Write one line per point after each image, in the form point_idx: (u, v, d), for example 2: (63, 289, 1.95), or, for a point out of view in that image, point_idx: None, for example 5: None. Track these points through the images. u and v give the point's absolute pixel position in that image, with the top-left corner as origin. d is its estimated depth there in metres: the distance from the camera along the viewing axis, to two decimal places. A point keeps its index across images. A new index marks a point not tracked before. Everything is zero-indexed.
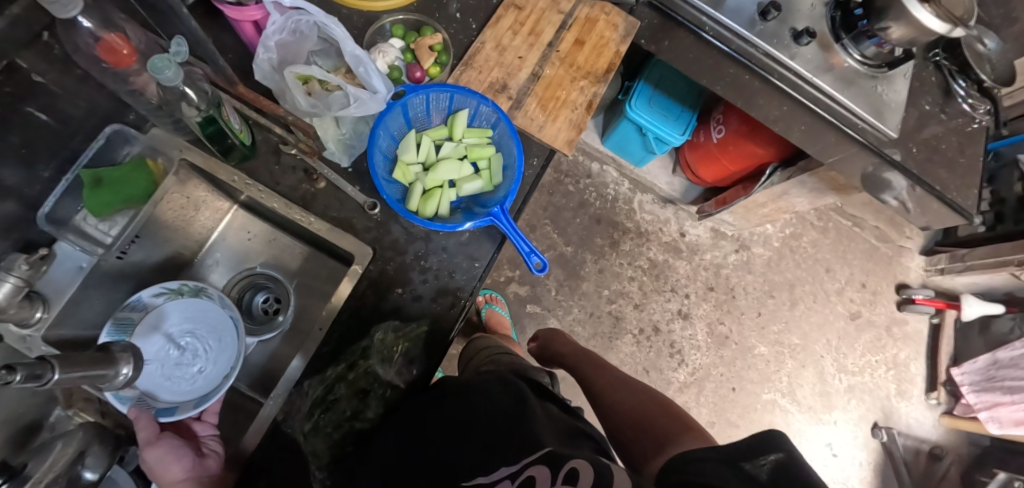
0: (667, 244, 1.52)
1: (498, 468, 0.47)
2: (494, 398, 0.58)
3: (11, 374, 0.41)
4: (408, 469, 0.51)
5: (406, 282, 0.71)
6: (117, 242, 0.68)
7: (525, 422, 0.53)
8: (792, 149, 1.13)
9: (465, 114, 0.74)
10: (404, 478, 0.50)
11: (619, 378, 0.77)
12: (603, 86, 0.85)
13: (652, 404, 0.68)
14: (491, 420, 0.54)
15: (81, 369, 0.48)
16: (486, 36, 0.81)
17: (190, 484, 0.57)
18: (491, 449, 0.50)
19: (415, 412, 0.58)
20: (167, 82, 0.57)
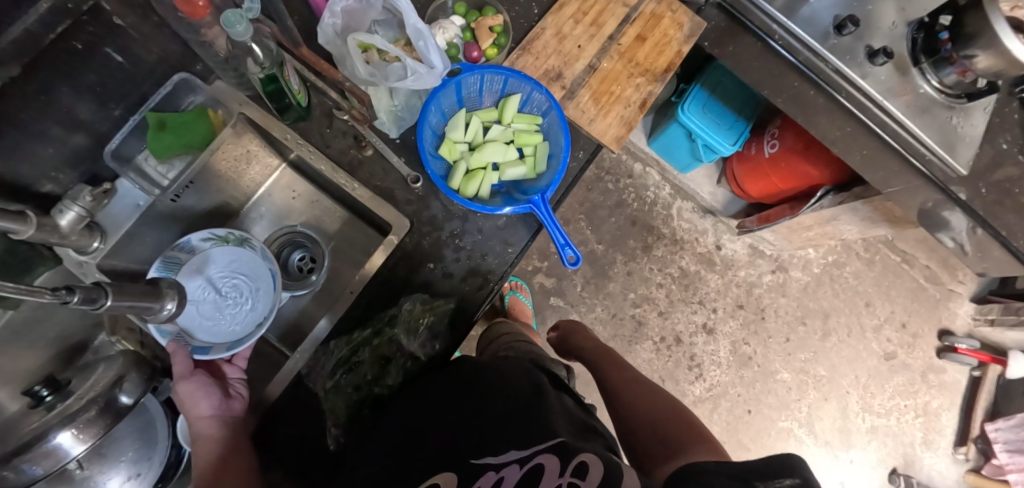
0: (701, 255, 1.49)
1: (509, 450, 0.48)
2: (510, 383, 0.58)
3: (68, 293, 0.43)
4: (422, 439, 0.52)
5: (440, 258, 0.72)
6: (169, 188, 0.70)
7: (539, 411, 0.53)
8: (847, 173, 1.10)
9: (518, 98, 0.74)
10: (417, 448, 0.51)
11: (635, 379, 0.76)
12: (659, 85, 0.83)
13: (668, 410, 0.67)
14: (507, 403, 0.54)
15: (130, 300, 0.50)
16: (547, 23, 0.80)
17: (215, 421, 0.60)
18: (503, 432, 0.50)
19: (434, 386, 0.60)
20: (237, 37, 0.59)
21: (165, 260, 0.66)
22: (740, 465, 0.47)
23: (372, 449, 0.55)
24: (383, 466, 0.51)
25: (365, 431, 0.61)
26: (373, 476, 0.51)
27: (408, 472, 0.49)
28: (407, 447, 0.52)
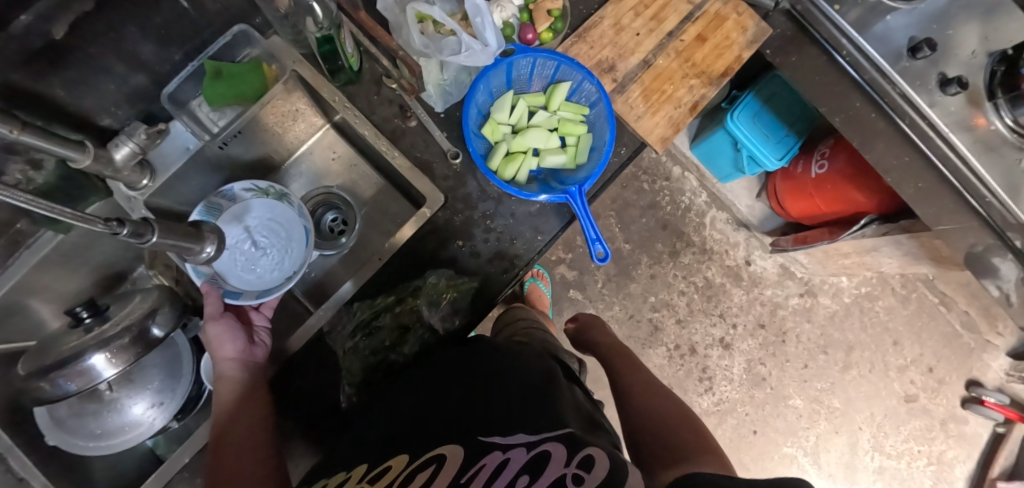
0: (728, 268, 1.46)
1: (517, 434, 0.48)
2: (523, 368, 0.59)
3: (121, 226, 0.45)
4: (432, 410, 0.53)
5: (469, 236, 0.72)
6: (217, 135, 0.72)
7: (550, 400, 0.53)
8: (897, 203, 1.04)
9: (568, 86, 0.73)
10: (427, 418, 0.52)
11: (646, 380, 0.75)
12: (713, 89, 0.81)
13: (676, 418, 0.67)
14: (519, 388, 0.55)
15: (173, 239, 0.52)
16: (607, 13, 0.79)
17: (237, 364, 0.62)
18: (512, 415, 0.51)
19: (448, 362, 0.60)
20: None
21: (207, 203, 0.68)
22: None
23: (383, 411, 0.56)
24: (390, 432, 0.52)
25: (375, 396, 0.62)
26: (379, 439, 0.52)
27: (415, 441, 0.49)
28: (417, 415, 0.53)
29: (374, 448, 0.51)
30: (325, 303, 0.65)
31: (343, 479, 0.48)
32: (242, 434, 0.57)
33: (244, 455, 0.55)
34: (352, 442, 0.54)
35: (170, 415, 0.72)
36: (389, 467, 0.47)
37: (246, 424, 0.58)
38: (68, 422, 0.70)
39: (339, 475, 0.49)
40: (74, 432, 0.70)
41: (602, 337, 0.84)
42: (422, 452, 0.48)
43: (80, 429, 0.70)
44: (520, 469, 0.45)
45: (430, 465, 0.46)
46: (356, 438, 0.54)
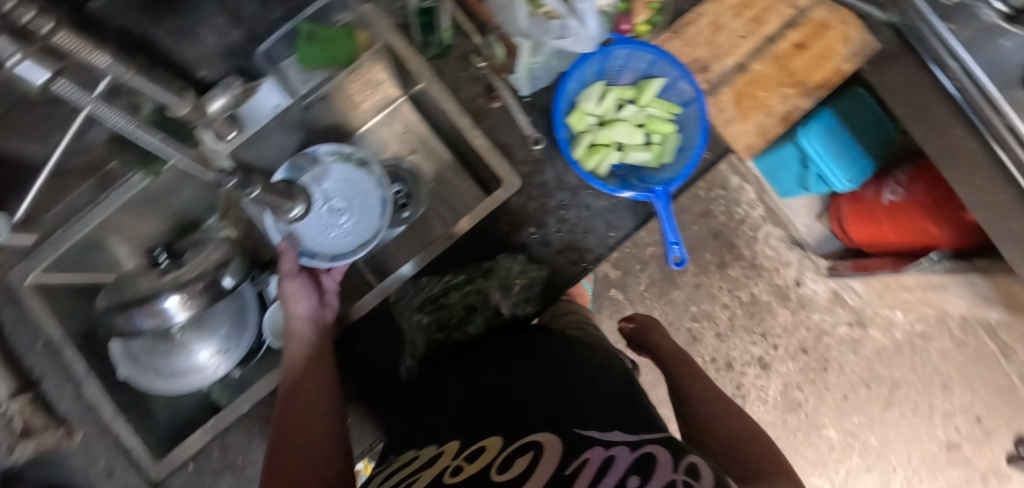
0: (776, 287, 1.41)
1: (615, 432, 0.44)
2: (607, 374, 0.55)
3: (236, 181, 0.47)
4: (513, 399, 0.50)
5: (542, 224, 0.71)
6: (302, 95, 0.74)
7: (639, 408, 0.50)
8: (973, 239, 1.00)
9: (662, 82, 0.71)
10: (508, 406, 0.49)
11: (708, 386, 0.70)
12: (807, 100, 0.77)
13: (736, 435, 0.62)
14: (608, 391, 0.51)
15: (270, 196, 0.55)
16: (706, 10, 0.77)
17: (308, 322, 0.64)
18: (607, 416, 0.47)
19: (530, 354, 0.58)
20: None
21: (293, 162, 0.69)
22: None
23: (456, 396, 0.54)
24: (477, 415, 0.49)
25: (450, 376, 0.60)
26: (465, 421, 0.50)
27: (506, 425, 0.46)
28: (497, 403, 0.50)
29: (461, 429, 0.49)
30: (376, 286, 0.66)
31: (433, 454, 0.46)
32: (313, 396, 0.58)
33: (314, 419, 0.56)
34: (433, 422, 0.53)
35: (234, 362, 0.75)
36: (483, 447, 0.44)
37: (310, 392, 0.58)
38: (139, 358, 0.73)
39: (425, 452, 0.47)
40: (144, 368, 0.73)
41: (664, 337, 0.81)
42: (515, 437, 0.44)
43: (150, 366, 0.73)
44: (627, 469, 0.39)
45: (526, 450, 0.42)
46: (438, 418, 0.53)
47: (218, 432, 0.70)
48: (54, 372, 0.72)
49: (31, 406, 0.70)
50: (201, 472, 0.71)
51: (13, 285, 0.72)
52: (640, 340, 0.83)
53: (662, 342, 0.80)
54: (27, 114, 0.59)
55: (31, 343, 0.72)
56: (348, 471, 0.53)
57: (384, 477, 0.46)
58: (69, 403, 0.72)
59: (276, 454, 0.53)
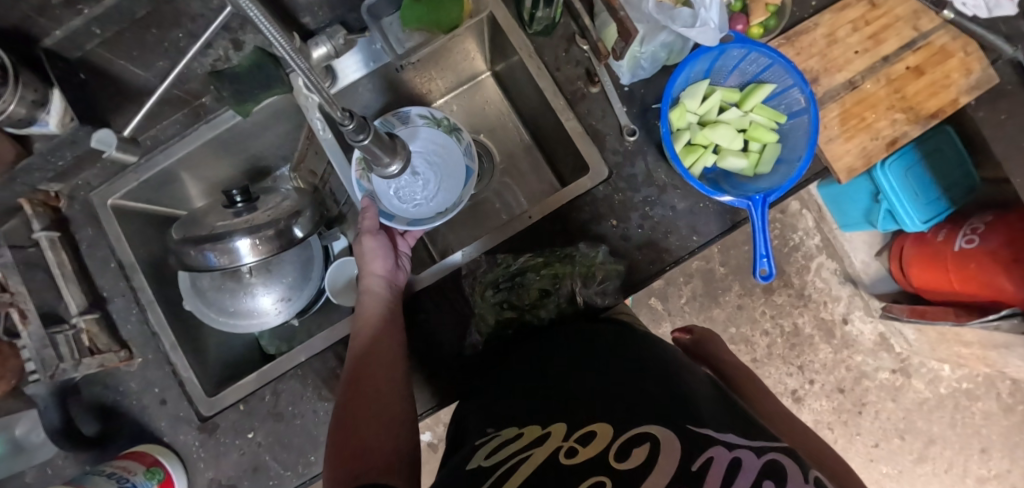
0: (822, 320, 1.33)
1: (730, 434, 0.42)
2: (699, 377, 0.54)
3: (361, 134, 0.46)
4: (612, 391, 0.48)
5: (624, 218, 0.68)
6: (400, 55, 0.73)
7: (741, 414, 0.48)
8: None
9: (773, 88, 0.69)
10: (607, 397, 0.47)
11: (777, 411, 0.67)
12: (917, 129, 0.75)
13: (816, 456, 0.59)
14: (708, 394, 0.49)
15: (378, 149, 0.49)
16: (823, 20, 0.73)
17: (383, 282, 0.64)
18: (717, 418, 0.45)
19: (618, 346, 0.56)
20: None
21: (385, 119, 0.71)
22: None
23: (545, 384, 0.52)
24: (576, 400, 0.48)
25: (532, 358, 0.59)
26: (563, 405, 0.48)
27: (612, 413, 0.45)
28: (594, 394, 0.48)
29: (560, 411, 0.47)
30: (431, 267, 0.68)
31: (540, 434, 0.45)
32: (392, 358, 0.58)
33: (390, 383, 0.56)
34: (523, 402, 0.51)
35: (294, 311, 0.75)
36: (593, 432, 0.43)
37: (388, 355, 0.57)
38: (207, 294, 0.74)
39: (527, 432, 0.46)
40: (209, 304, 0.74)
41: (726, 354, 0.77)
42: (627, 426, 0.42)
43: (215, 302, 0.74)
44: (758, 473, 0.38)
45: (643, 440, 0.40)
46: (529, 399, 0.51)
47: (274, 376, 0.71)
48: (122, 294, 0.73)
49: (99, 323, 0.71)
50: (251, 414, 0.71)
51: (94, 204, 0.73)
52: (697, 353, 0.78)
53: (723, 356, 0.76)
54: (142, 35, 0.59)
55: (104, 263, 0.73)
56: (412, 440, 0.53)
57: (486, 452, 0.45)
58: (133, 326, 0.73)
59: (360, 413, 0.53)
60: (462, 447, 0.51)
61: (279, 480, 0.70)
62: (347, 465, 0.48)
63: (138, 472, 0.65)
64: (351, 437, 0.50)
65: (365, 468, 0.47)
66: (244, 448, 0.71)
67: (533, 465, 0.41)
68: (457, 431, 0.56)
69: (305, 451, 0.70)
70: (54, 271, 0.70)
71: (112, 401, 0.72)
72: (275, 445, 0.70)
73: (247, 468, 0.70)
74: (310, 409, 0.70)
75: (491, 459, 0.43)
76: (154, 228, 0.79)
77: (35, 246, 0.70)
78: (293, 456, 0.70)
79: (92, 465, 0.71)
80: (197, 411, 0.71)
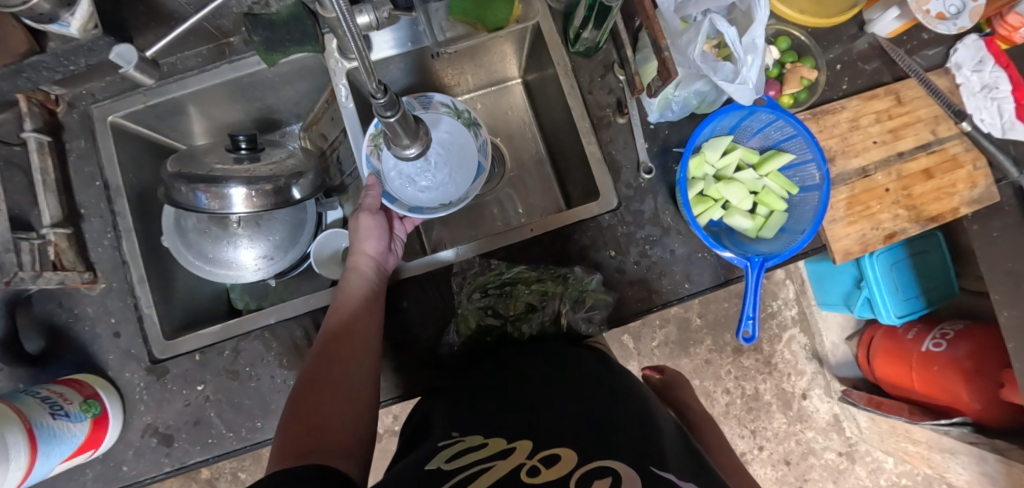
0: (783, 391, 1.34)
1: (691, 483, 0.42)
2: (669, 421, 0.53)
3: (389, 111, 0.45)
4: (582, 419, 0.48)
5: (623, 251, 0.68)
6: (440, 43, 0.72)
7: (703, 464, 0.48)
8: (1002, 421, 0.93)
9: (792, 158, 0.70)
10: (578, 424, 0.47)
11: (731, 461, 0.69)
12: (916, 228, 0.76)
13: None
14: (675, 441, 0.49)
15: (401, 130, 0.48)
16: (850, 104, 0.76)
17: (373, 262, 0.62)
18: (681, 465, 0.44)
19: (594, 376, 0.56)
20: None
21: (408, 100, 0.69)
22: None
23: (516, 401, 0.52)
24: (545, 420, 0.48)
25: (506, 370, 0.58)
26: (530, 424, 0.48)
27: (579, 441, 0.44)
28: (564, 418, 0.48)
29: (527, 429, 0.47)
30: (423, 258, 0.67)
31: (504, 447, 0.44)
32: (367, 340, 0.56)
33: (361, 366, 0.54)
34: (491, 413, 0.51)
35: (274, 272, 0.73)
36: (557, 455, 0.42)
37: (362, 338, 0.56)
38: (189, 234, 0.71)
39: (491, 443, 0.45)
40: (188, 245, 0.72)
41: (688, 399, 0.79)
42: (591, 457, 0.42)
43: (195, 245, 0.71)
44: None
45: (604, 473, 0.40)
46: (497, 411, 0.51)
47: (239, 333, 0.68)
48: (100, 215, 0.70)
49: (69, 240, 0.68)
50: (206, 367, 0.68)
51: (94, 118, 0.71)
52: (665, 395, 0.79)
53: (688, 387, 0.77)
54: None
55: (89, 180, 0.70)
56: (372, 429, 0.51)
57: (447, 456, 0.44)
58: (103, 251, 0.70)
59: (325, 388, 0.51)
60: (422, 444, 0.50)
61: (218, 440, 0.68)
62: (302, 438, 0.47)
63: (74, 402, 0.62)
64: (311, 410, 0.49)
65: (320, 447, 0.46)
66: (190, 398, 0.68)
67: (494, 476, 0.40)
68: (417, 431, 0.54)
69: (252, 415, 0.68)
70: (35, 175, 0.67)
71: (64, 322, 0.69)
72: (223, 403, 0.68)
73: (188, 421, 0.68)
74: (267, 373, 0.68)
75: (452, 464, 0.43)
76: (148, 156, 0.77)
77: (23, 146, 0.67)
78: (240, 418, 0.68)
79: (27, 383, 0.68)
80: (150, 352, 0.69)
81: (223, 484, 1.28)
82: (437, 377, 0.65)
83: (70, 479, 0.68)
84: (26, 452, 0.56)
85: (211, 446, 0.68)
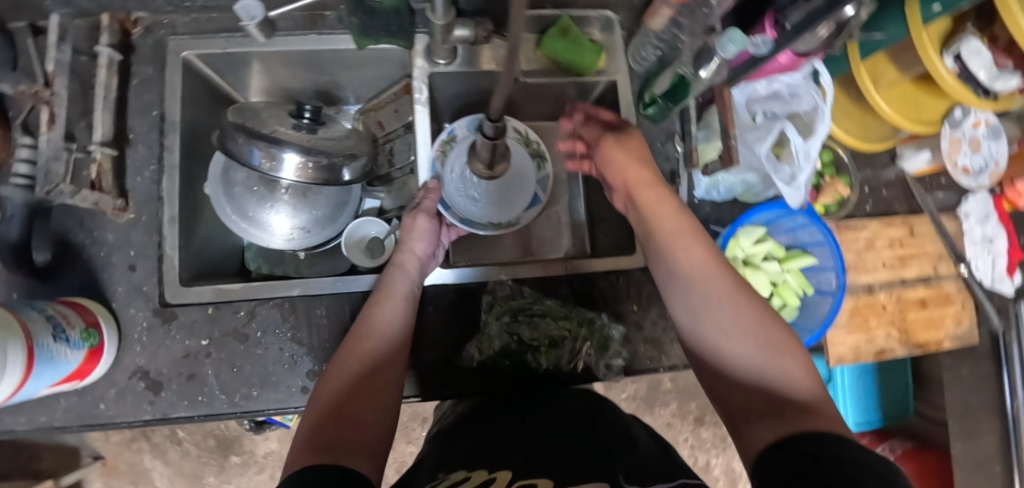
0: (731, 469, 1.39)
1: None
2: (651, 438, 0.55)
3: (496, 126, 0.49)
4: (564, 450, 0.49)
5: (646, 308, 0.71)
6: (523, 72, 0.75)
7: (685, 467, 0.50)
8: None
9: (814, 262, 0.75)
10: (561, 453, 0.48)
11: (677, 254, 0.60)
12: (903, 350, 0.82)
13: (779, 429, 0.44)
14: (656, 455, 0.50)
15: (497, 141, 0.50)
16: (870, 225, 0.82)
17: (421, 261, 0.63)
18: (660, 472, 0.46)
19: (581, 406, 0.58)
20: (719, 52, 0.59)
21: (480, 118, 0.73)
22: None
23: (498, 440, 0.53)
24: (522, 455, 0.49)
25: (503, 414, 0.59)
26: (541, 457, 0.49)
27: (559, 472, 0.45)
28: (542, 453, 0.49)
29: (525, 462, 0.48)
30: (462, 270, 0.69)
31: (484, 479, 0.46)
32: (396, 336, 0.57)
33: (383, 361, 0.54)
34: (495, 444, 0.52)
35: (304, 245, 0.75)
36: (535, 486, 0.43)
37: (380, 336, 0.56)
38: (234, 188, 0.71)
39: (474, 475, 0.47)
40: (231, 199, 0.71)
41: (674, 241, 0.58)
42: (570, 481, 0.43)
43: (237, 200, 0.71)
44: None
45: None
46: (494, 444, 0.52)
47: (260, 297, 0.68)
48: (148, 145, 0.69)
49: (111, 162, 0.66)
50: (215, 323, 0.67)
51: (168, 49, 0.70)
52: (602, 134, 0.67)
53: (660, 171, 0.64)
54: None
55: (147, 108, 0.69)
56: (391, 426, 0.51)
57: None
58: (141, 181, 0.68)
59: (350, 381, 0.52)
60: (414, 483, 0.51)
61: (208, 399, 0.66)
62: (324, 429, 0.47)
63: (76, 327, 0.60)
64: (335, 403, 0.50)
65: (341, 438, 0.46)
66: (190, 350, 0.66)
67: None
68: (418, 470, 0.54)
69: (250, 383, 0.66)
70: (95, 90, 0.66)
71: (79, 241, 0.67)
72: (223, 363, 0.66)
73: (182, 373, 0.66)
74: (276, 344, 0.67)
75: None
76: (206, 99, 0.76)
77: (92, 58, 0.66)
78: (237, 382, 0.66)
79: (25, 293, 0.65)
80: (162, 294, 0.67)
81: (158, 437, 1.26)
82: (445, 387, 0.65)
83: (40, 405, 0.65)
84: (20, 370, 0.52)
85: (198, 404, 0.66)
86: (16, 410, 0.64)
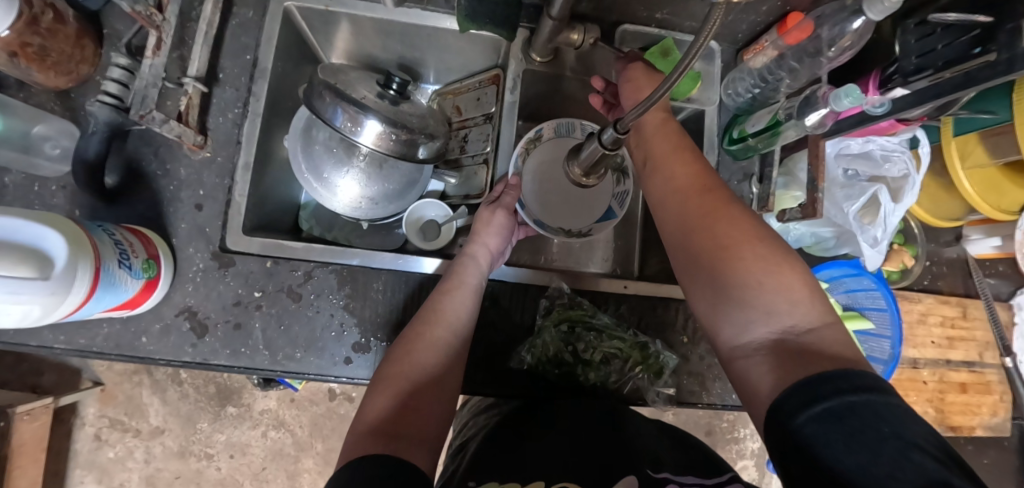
0: None
1: (686, 475, 0.50)
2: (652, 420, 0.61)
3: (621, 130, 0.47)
4: (589, 455, 0.52)
5: (698, 342, 0.70)
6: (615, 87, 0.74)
7: (696, 453, 0.56)
8: None
9: (870, 327, 0.76)
10: (591, 460, 0.51)
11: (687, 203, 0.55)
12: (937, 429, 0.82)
13: (784, 372, 0.43)
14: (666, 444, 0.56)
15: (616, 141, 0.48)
16: (925, 299, 0.81)
17: (489, 255, 0.64)
18: (681, 462, 0.53)
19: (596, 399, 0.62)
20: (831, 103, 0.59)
21: (569, 122, 0.73)
22: (864, 458, 0.36)
23: (530, 444, 0.55)
24: (551, 461, 0.51)
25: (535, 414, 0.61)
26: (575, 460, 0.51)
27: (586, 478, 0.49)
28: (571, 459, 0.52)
29: (557, 468, 0.51)
30: (525, 271, 0.69)
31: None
32: (463, 328, 0.58)
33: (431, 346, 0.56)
34: (528, 447, 0.54)
35: (370, 215, 0.76)
36: None
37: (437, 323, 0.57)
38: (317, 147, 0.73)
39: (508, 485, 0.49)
40: (310, 157, 0.73)
41: (670, 157, 0.57)
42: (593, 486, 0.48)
43: (315, 158, 0.73)
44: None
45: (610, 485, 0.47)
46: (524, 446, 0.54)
47: (319, 260, 0.67)
48: (236, 88, 0.68)
49: (199, 98, 0.66)
50: (271, 277, 0.66)
51: None
52: (628, 61, 0.66)
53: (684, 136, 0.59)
54: None
55: (241, 51, 0.69)
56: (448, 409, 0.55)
57: None
58: (223, 122, 0.68)
59: (418, 370, 0.54)
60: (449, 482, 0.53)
61: (250, 352, 0.65)
62: (393, 417, 0.50)
63: (139, 257, 0.59)
64: (402, 390, 0.52)
65: (406, 427, 0.49)
66: (240, 299, 0.66)
67: None
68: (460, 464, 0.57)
69: (295, 344, 0.66)
70: (197, 24, 0.65)
71: (150, 170, 0.66)
72: (271, 319, 0.66)
73: (229, 321, 0.65)
74: (328, 309, 0.66)
75: None
76: (295, 53, 0.75)
77: None
78: (283, 341, 0.65)
79: (89, 212, 0.64)
80: (223, 239, 0.67)
81: (159, 375, 1.24)
82: (488, 383, 0.65)
83: (82, 327, 0.64)
84: (84, 290, 0.51)
85: (240, 355, 0.65)
86: (57, 327, 0.63)
